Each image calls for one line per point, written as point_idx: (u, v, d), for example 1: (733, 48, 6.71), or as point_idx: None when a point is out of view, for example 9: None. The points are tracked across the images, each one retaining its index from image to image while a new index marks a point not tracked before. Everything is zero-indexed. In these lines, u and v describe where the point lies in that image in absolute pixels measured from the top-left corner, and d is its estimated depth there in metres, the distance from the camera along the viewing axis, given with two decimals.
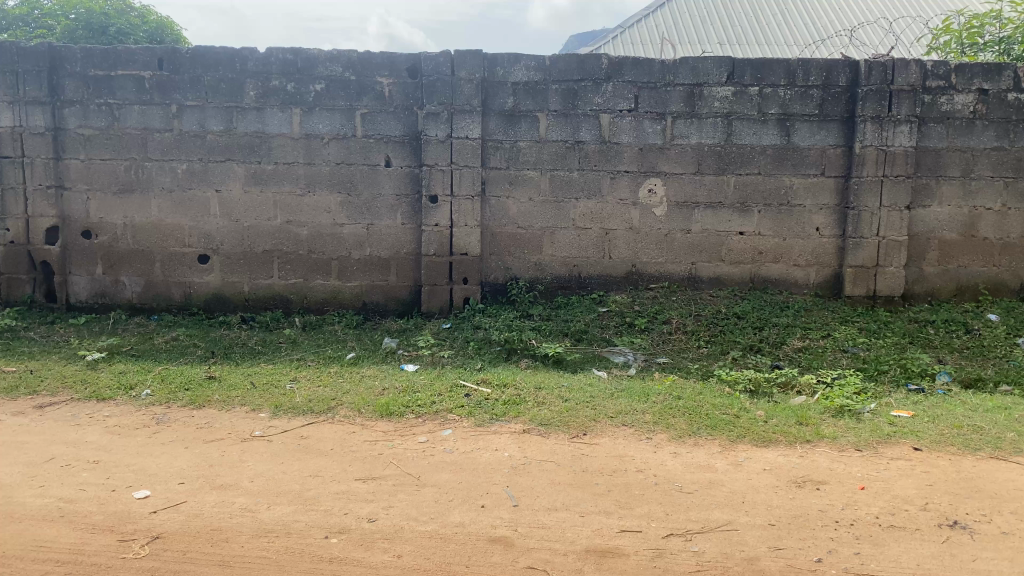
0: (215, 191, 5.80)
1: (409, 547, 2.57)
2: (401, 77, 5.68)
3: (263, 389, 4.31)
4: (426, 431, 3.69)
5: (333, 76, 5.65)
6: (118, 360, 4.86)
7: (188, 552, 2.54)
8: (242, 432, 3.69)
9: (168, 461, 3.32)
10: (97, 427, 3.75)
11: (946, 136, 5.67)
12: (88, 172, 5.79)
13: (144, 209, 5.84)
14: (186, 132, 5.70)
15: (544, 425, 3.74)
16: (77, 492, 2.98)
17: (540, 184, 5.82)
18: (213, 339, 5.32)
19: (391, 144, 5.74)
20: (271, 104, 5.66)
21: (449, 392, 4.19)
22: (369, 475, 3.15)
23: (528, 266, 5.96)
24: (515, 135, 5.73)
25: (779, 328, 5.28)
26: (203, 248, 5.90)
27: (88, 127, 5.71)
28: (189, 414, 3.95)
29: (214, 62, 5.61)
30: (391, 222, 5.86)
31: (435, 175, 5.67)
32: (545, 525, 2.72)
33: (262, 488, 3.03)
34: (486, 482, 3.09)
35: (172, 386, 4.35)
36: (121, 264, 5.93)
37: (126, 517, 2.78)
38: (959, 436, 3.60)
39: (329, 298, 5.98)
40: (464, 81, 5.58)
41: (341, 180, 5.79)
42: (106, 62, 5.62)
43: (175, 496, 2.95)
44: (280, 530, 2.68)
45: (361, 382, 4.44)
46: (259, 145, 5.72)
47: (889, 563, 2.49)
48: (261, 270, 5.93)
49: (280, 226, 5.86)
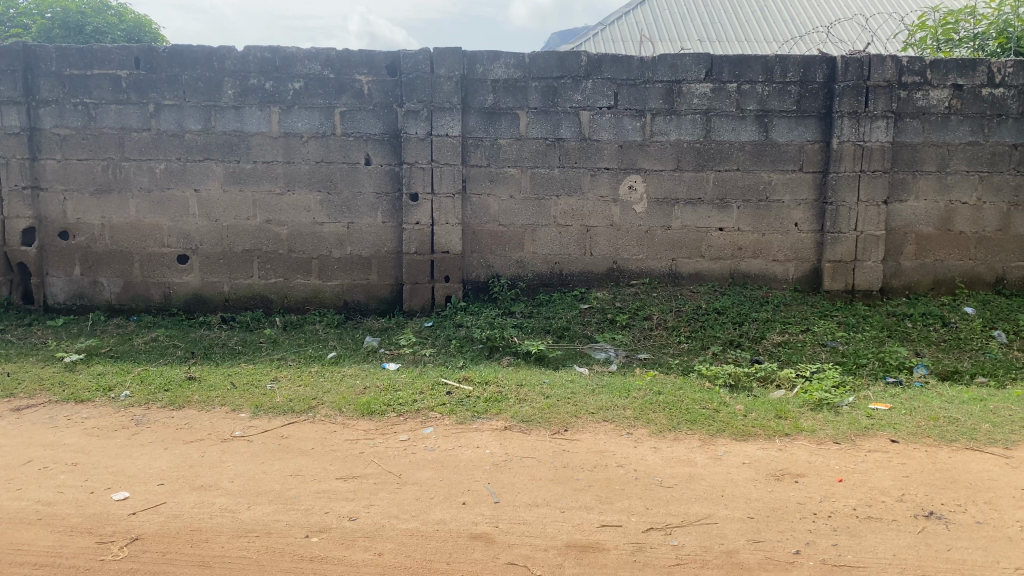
0: (194, 191, 5.76)
1: (390, 545, 2.57)
2: (380, 75, 5.66)
3: (244, 389, 4.29)
4: (407, 429, 3.69)
5: (312, 74, 5.63)
6: (97, 361, 4.82)
7: (167, 553, 2.53)
8: (222, 432, 3.67)
9: (148, 462, 3.30)
10: (75, 429, 3.72)
11: (922, 132, 5.72)
12: (65, 173, 5.73)
13: (122, 209, 5.79)
14: (163, 132, 5.66)
15: (525, 422, 3.75)
16: (54, 494, 2.96)
17: (521, 181, 5.82)
18: (192, 340, 5.29)
19: (370, 142, 5.72)
20: (249, 103, 5.63)
21: (431, 390, 4.19)
22: (350, 474, 3.15)
23: (509, 264, 5.97)
24: (495, 133, 5.73)
25: (759, 322, 5.31)
26: (182, 248, 5.86)
27: (64, 127, 5.65)
28: (169, 415, 3.92)
29: (192, 60, 5.57)
30: (372, 220, 5.84)
31: (415, 173, 5.66)
32: (525, 521, 2.73)
33: (242, 488, 3.02)
34: (467, 479, 3.09)
35: (152, 387, 4.32)
36: (99, 264, 5.88)
37: (105, 519, 2.76)
38: (936, 427, 3.65)
39: (310, 298, 5.96)
40: (444, 79, 5.57)
41: (321, 178, 5.77)
42: (81, 61, 5.57)
43: (154, 497, 2.93)
44: (260, 530, 2.67)
45: (342, 381, 4.43)
46: (237, 144, 5.69)
47: (866, 554, 2.52)
48: (241, 270, 5.90)
49: (260, 226, 5.83)
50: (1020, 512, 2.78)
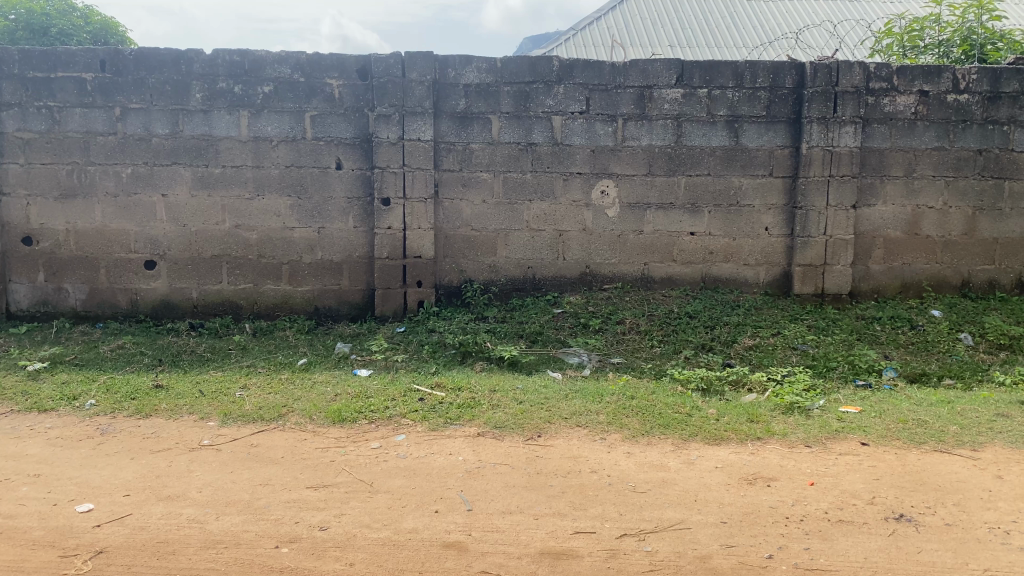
0: (161, 196, 5.68)
1: (362, 555, 2.53)
2: (351, 79, 5.62)
3: (213, 397, 4.22)
4: (380, 436, 3.65)
5: (282, 78, 5.58)
6: (61, 369, 4.72)
7: (133, 566, 2.47)
8: (190, 442, 3.61)
9: (113, 472, 3.23)
10: (38, 439, 3.64)
11: (889, 137, 5.80)
12: (28, 177, 5.62)
13: (87, 214, 5.69)
14: (129, 136, 5.57)
15: (499, 428, 3.73)
16: (16, 507, 2.89)
17: (493, 186, 5.81)
18: (160, 347, 5.20)
19: (341, 146, 5.68)
20: (218, 106, 5.56)
21: (404, 396, 4.16)
22: (322, 483, 3.11)
23: (482, 269, 5.95)
24: (467, 137, 5.71)
25: (730, 326, 5.34)
26: (149, 253, 5.77)
27: (27, 131, 5.54)
28: (135, 424, 3.85)
29: (158, 63, 5.49)
30: (343, 225, 5.80)
31: (387, 177, 5.63)
32: (498, 528, 2.71)
33: (210, 499, 2.97)
34: (440, 486, 3.07)
35: (118, 395, 4.24)
36: (63, 270, 5.77)
37: (69, 532, 2.70)
38: (905, 430, 3.68)
39: (281, 304, 5.89)
40: (415, 83, 5.55)
41: (291, 183, 5.71)
42: (45, 63, 5.46)
43: (120, 509, 2.87)
44: (229, 541, 2.63)
45: (313, 388, 4.38)
46: (206, 148, 5.62)
47: (838, 558, 2.53)
48: (210, 275, 5.82)
49: (229, 231, 5.76)
50: (988, 514, 2.81)
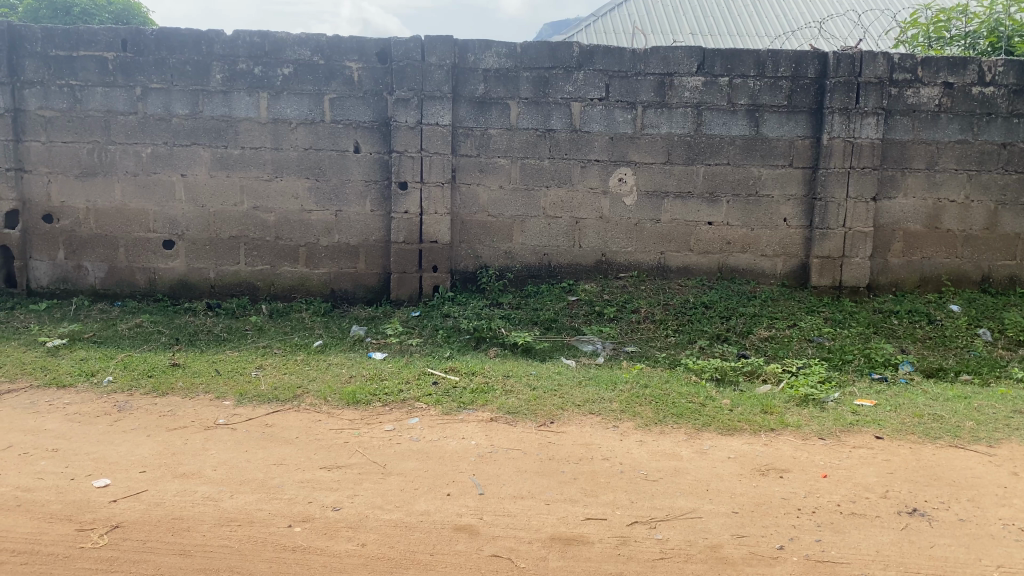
0: (180, 175, 5.71)
1: (373, 536, 2.55)
2: (370, 62, 5.62)
3: (229, 376, 4.26)
4: (393, 419, 3.67)
5: (301, 61, 5.58)
6: (80, 347, 4.77)
7: (148, 541, 2.50)
8: (206, 420, 3.64)
9: (129, 448, 3.27)
10: (57, 414, 3.69)
11: (912, 129, 5.74)
12: (49, 155, 5.67)
13: (107, 193, 5.73)
14: (150, 115, 5.59)
15: (511, 414, 3.74)
16: (35, 481, 2.92)
17: (510, 172, 5.79)
18: (178, 326, 5.24)
19: (360, 130, 5.68)
20: (237, 88, 5.58)
21: (418, 380, 4.18)
22: (335, 464, 3.13)
23: (498, 255, 5.95)
24: (485, 123, 5.70)
25: (746, 317, 5.32)
26: (168, 233, 5.80)
27: (50, 109, 5.58)
28: (152, 401, 3.89)
29: (179, 44, 5.51)
30: (360, 208, 5.81)
31: (404, 161, 5.63)
32: (510, 513, 2.73)
33: (224, 477, 3.00)
34: (452, 470, 3.08)
35: (135, 373, 4.28)
36: (83, 249, 5.81)
37: (86, 506, 2.73)
38: (920, 424, 3.66)
39: (297, 286, 5.92)
40: (435, 67, 5.53)
41: (310, 165, 5.72)
42: (68, 42, 5.49)
43: (135, 485, 2.90)
44: (243, 519, 2.65)
45: (328, 370, 4.41)
46: (225, 129, 5.64)
47: (849, 550, 2.52)
48: (228, 256, 5.85)
49: (247, 212, 5.79)
50: (1003, 510, 2.80)
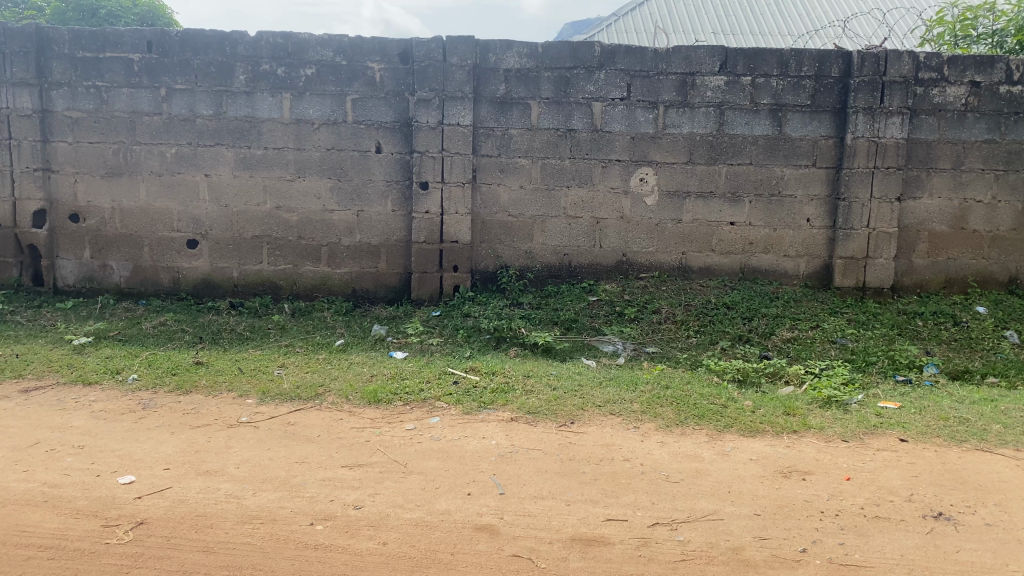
0: (204, 175, 5.76)
1: (394, 535, 2.56)
2: (392, 63, 5.64)
3: (251, 375, 4.30)
4: (414, 418, 3.68)
5: (324, 61, 5.61)
6: (105, 345, 4.83)
7: (172, 538, 2.53)
8: (229, 418, 3.67)
9: (154, 446, 3.30)
10: (83, 412, 3.74)
11: (937, 129, 5.67)
12: (76, 156, 5.74)
13: (132, 193, 5.79)
14: (174, 116, 5.65)
15: (532, 414, 3.74)
16: (62, 477, 2.97)
17: (531, 172, 5.79)
18: (201, 325, 5.29)
19: (382, 130, 5.71)
20: (261, 88, 5.61)
21: (438, 379, 4.20)
22: (356, 462, 3.14)
23: (518, 255, 5.95)
24: (506, 123, 5.70)
25: (768, 318, 5.28)
26: (192, 233, 5.86)
27: (77, 110, 5.66)
28: (176, 399, 3.93)
29: (203, 46, 5.57)
30: (381, 208, 5.83)
31: (425, 162, 5.64)
32: (531, 513, 2.73)
33: (247, 475, 3.02)
34: (473, 470, 3.08)
35: (159, 371, 4.33)
36: (108, 248, 5.88)
37: (111, 502, 2.76)
38: (946, 427, 3.62)
39: (319, 285, 5.96)
40: (456, 67, 5.55)
41: (331, 166, 5.76)
42: (94, 44, 5.56)
43: (160, 482, 2.93)
44: (265, 517, 2.67)
45: (349, 369, 4.43)
46: (248, 130, 5.68)
47: (873, 554, 2.50)
48: (250, 256, 5.90)
49: (270, 212, 5.83)
50: None
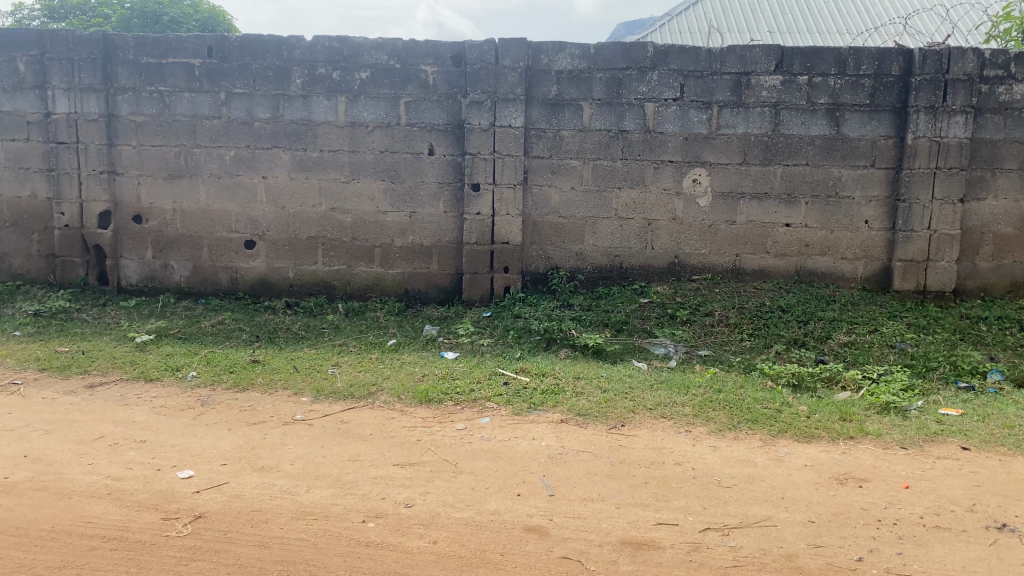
0: (262, 178, 5.88)
1: (444, 534, 2.58)
2: (445, 65, 5.68)
3: (306, 373, 4.38)
4: (464, 418, 3.71)
5: (378, 65, 5.68)
6: (166, 342, 4.96)
7: (228, 532, 2.59)
8: (284, 415, 3.75)
9: (212, 442, 3.39)
10: (144, 407, 3.85)
11: (1003, 128, 5.50)
12: (139, 158, 5.91)
13: (193, 194, 5.94)
14: (233, 119, 5.78)
15: (582, 416, 3.73)
16: (124, 470, 3.06)
17: (583, 173, 5.78)
18: (258, 324, 5.40)
19: (434, 132, 5.75)
20: (317, 92, 5.71)
21: (488, 380, 4.21)
22: (408, 461, 3.18)
23: (569, 256, 5.94)
24: (558, 124, 5.70)
25: (825, 321, 5.18)
26: (249, 234, 5.98)
27: (140, 114, 5.83)
28: (233, 396, 4.02)
29: (262, 50, 5.68)
30: (433, 209, 5.88)
31: (477, 163, 5.68)
32: (580, 515, 2.72)
33: (301, 471, 3.08)
34: (523, 471, 3.09)
35: (218, 368, 4.44)
36: (170, 248, 6.05)
37: (170, 496, 2.84)
38: (1011, 436, 3.51)
39: (372, 285, 6.03)
40: (508, 69, 5.56)
41: (385, 168, 5.82)
42: (157, 50, 5.72)
43: (217, 477, 3.01)
44: (319, 513, 2.72)
45: (401, 368, 4.47)
46: (304, 133, 5.78)
47: (933, 565, 2.43)
48: (306, 256, 6.00)
49: (325, 213, 5.92)
50: None
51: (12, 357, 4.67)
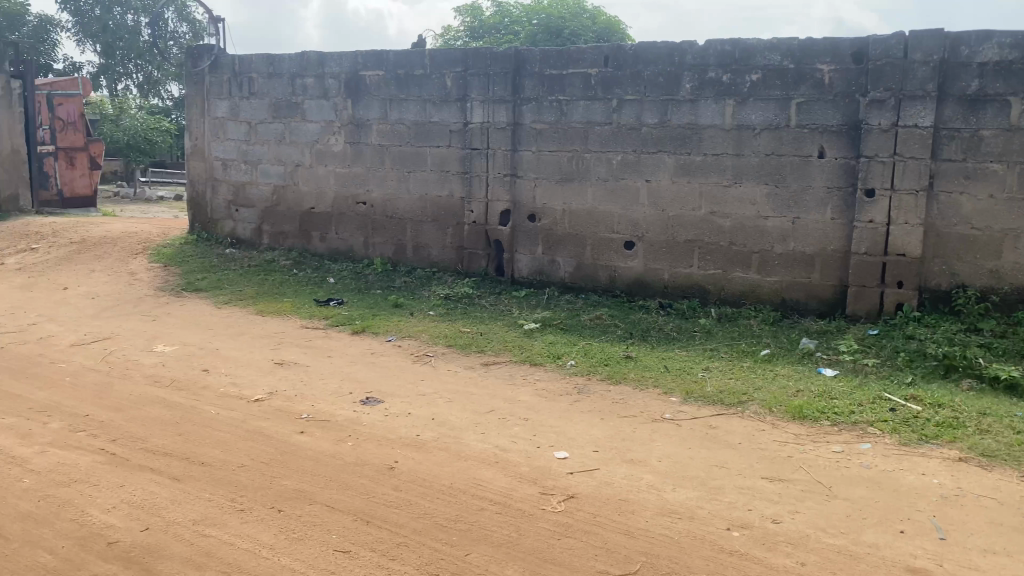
0: (646, 181, 6.06)
1: (814, 558, 2.45)
2: (845, 63, 5.33)
3: (677, 373, 4.45)
4: (842, 441, 3.47)
5: (771, 66, 5.53)
6: (550, 331, 5.39)
7: (596, 516, 2.78)
8: (653, 413, 3.86)
9: (585, 427, 3.68)
10: (529, 388, 4.31)
11: None
12: (537, 162, 6.46)
13: (582, 196, 6.33)
14: (623, 125, 6.05)
15: (988, 458, 3.26)
16: (509, 443, 3.54)
17: (1006, 179, 5.05)
18: (633, 322, 5.59)
19: (827, 134, 5.44)
20: (706, 96, 5.74)
21: (873, 404, 3.88)
22: (778, 476, 3.07)
23: (981, 273, 5.22)
24: (977, 123, 5.06)
25: None
26: (630, 234, 6.20)
27: (541, 122, 6.37)
28: (607, 388, 4.25)
29: (654, 57, 5.86)
30: (819, 216, 5.57)
31: (874, 167, 5.26)
32: (977, 567, 2.40)
33: (667, 470, 3.16)
34: (909, 507, 2.81)
35: (594, 360, 4.71)
36: (558, 245, 6.51)
37: (547, 472, 3.19)
38: None
39: (747, 293, 5.87)
40: (919, 64, 5.08)
41: (770, 171, 5.65)
42: (560, 61, 6.21)
43: (588, 461, 3.28)
44: (682, 513, 2.77)
45: (775, 380, 4.32)
46: (690, 137, 5.84)
47: None
48: (682, 259, 6.04)
49: (704, 217, 5.92)
50: None
51: (427, 334, 5.45)
